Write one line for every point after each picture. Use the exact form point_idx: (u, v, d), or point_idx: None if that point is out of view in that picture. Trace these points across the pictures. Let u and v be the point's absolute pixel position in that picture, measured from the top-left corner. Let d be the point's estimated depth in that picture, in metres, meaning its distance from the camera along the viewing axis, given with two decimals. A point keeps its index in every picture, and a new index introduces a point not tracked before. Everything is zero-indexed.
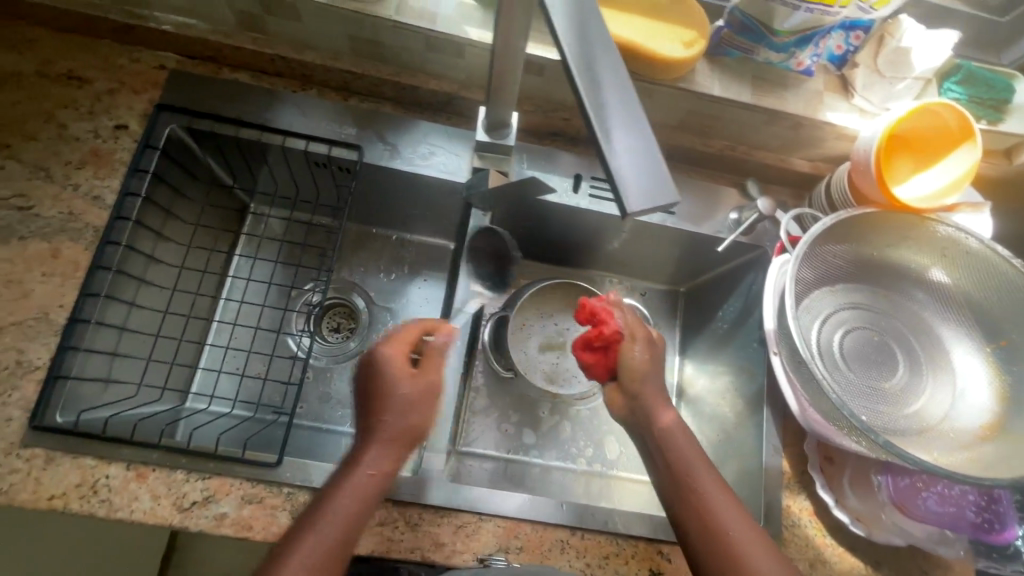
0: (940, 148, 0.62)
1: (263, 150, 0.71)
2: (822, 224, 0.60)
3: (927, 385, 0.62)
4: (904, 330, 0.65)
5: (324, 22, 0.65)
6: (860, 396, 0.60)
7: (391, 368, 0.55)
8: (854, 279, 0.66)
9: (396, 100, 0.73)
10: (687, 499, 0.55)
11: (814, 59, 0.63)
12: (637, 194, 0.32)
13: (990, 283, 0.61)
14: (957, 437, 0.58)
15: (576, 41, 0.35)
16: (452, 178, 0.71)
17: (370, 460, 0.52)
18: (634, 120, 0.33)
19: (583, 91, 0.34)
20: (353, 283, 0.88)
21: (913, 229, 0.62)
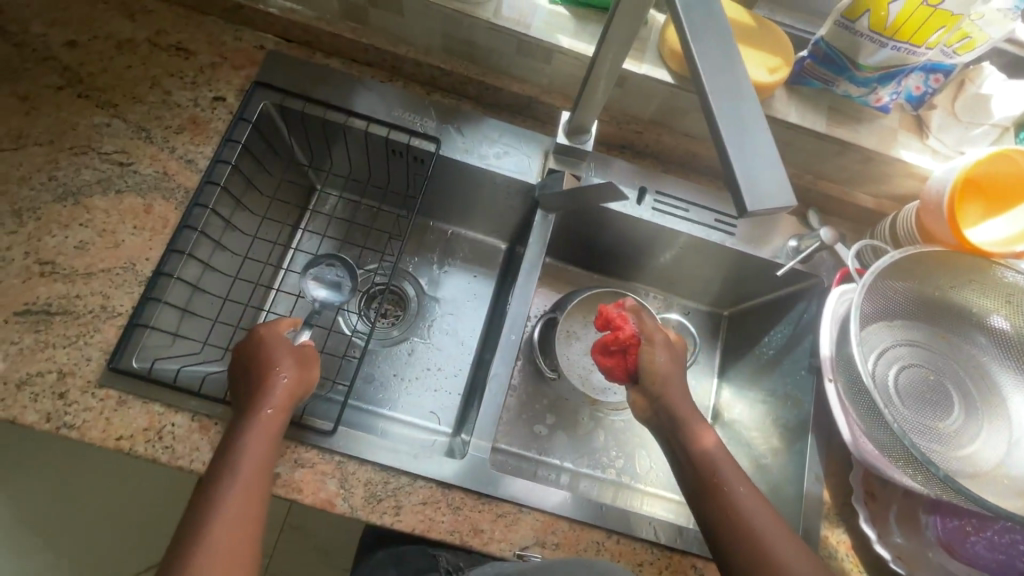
0: (1014, 195, 0.62)
1: (345, 134, 0.75)
2: (886, 262, 0.61)
3: (982, 429, 0.62)
4: (961, 373, 0.65)
5: (423, 18, 0.68)
6: (914, 432, 0.60)
7: (261, 339, 0.59)
8: (913, 316, 0.66)
9: (476, 99, 0.76)
10: (712, 497, 0.56)
11: (893, 96, 0.64)
12: (757, 195, 0.34)
13: None
14: (1012, 484, 0.58)
15: (702, 48, 0.37)
16: (523, 178, 0.73)
17: (263, 420, 0.54)
18: (754, 127, 0.35)
19: (709, 95, 0.36)
20: (406, 271, 0.90)
21: (977, 273, 0.62)
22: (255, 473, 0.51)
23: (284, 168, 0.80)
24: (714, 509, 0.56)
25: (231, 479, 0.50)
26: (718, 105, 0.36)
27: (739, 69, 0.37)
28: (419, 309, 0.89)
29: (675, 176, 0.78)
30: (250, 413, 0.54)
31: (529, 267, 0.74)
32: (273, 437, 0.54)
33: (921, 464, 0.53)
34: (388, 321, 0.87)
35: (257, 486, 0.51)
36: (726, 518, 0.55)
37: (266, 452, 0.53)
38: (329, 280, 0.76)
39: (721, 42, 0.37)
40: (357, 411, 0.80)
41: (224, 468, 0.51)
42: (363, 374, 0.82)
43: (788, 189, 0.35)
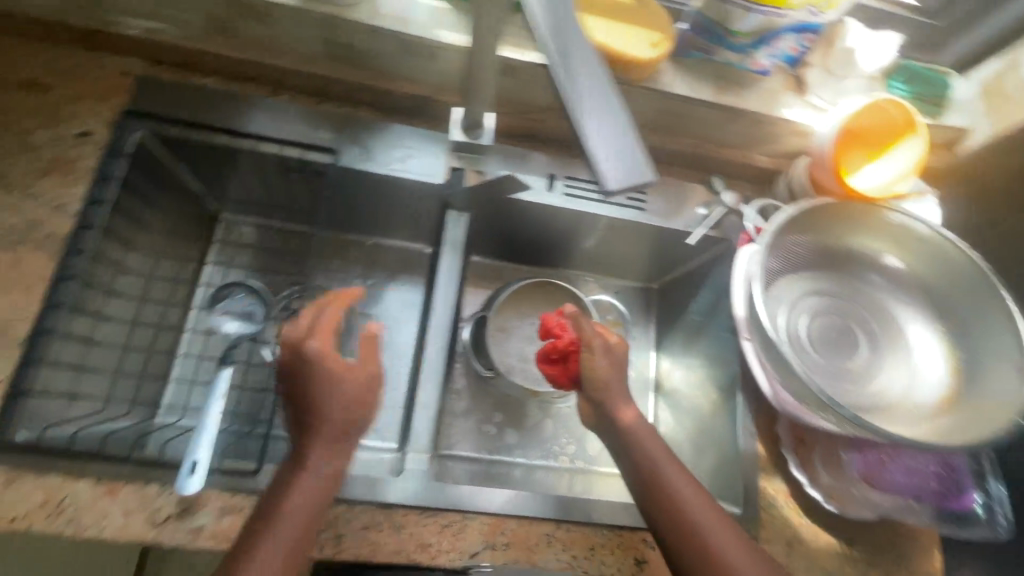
0: (887, 139, 0.66)
1: (235, 157, 0.71)
2: (780, 218, 0.63)
3: (886, 365, 0.66)
4: (865, 315, 0.69)
5: (295, 26, 0.64)
6: (827, 377, 0.64)
7: (314, 374, 0.53)
8: (816, 267, 0.69)
9: (370, 104, 0.73)
10: (655, 499, 0.56)
11: (769, 59, 0.67)
12: (618, 178, 0.34)
13: (938, 263, 0.65)
14: (918, 411, 0.61)
15: (552, 32, 0.36)
16: (429, 180, 0.70)
17: (311, 467, 0.52)
18: (607, 107, 0.35)
19: (562, 82, 0.36)
20: (329, 290, 0.86)
21: (867, 216, 0.66)
22: (301, 529, 0.49)
23: (179, 201, 0.74)
24: (650, 502, 0.57)
25: (280, 534, 0.48)
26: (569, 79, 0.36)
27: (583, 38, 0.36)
28: None
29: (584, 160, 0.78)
30: (305, 455, 0.52)
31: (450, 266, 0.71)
32: (322, 487, 0.51)
33: (830, 408, 0.55)
34: None
35: (299, 544, 0.49)
36: (661, 509, 0.56)
37: (312, 506, 0.51)
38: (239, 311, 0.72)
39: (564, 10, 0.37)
40: None
41: (273, 514, 0.49)
42: None
43: (649, 163, 0.35)
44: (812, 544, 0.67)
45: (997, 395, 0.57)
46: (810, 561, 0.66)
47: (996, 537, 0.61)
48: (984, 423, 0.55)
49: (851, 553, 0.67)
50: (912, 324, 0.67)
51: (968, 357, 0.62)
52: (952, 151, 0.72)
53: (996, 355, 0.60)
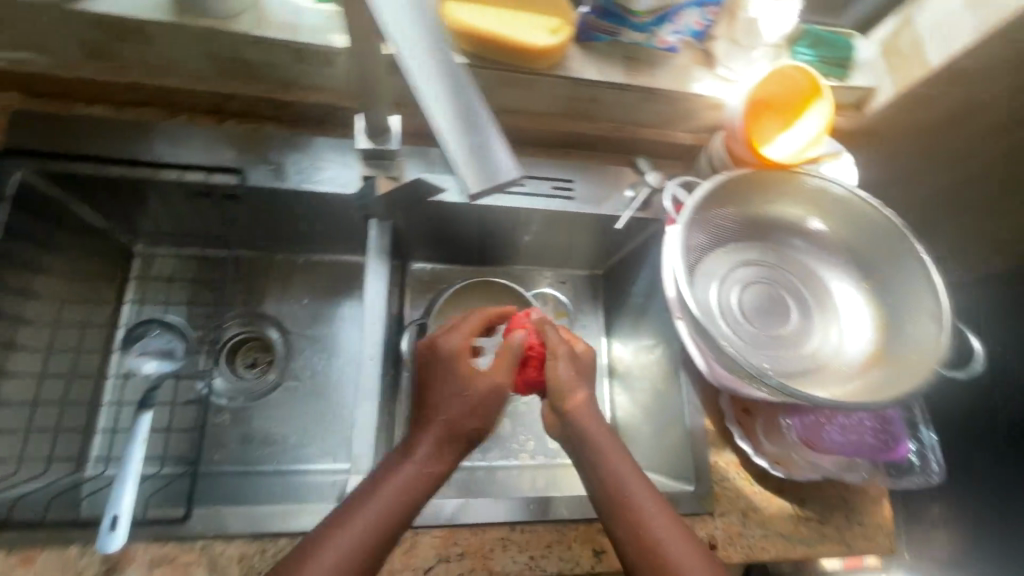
0: (799, 105, 0.66)
1: (134, 188, 0.66)
2: (699, 194, 0.63)
3: (817, 326, 0.67)
4: (795, 281, 0.69)
5: (177, 45, 0.60)
6: (762, 347, 0.64)
7: (438, 371, 0.56)
8: (742, 237, 0.70)
9: (277, 118, 0.71)
10: (620, 517, 0.54)
11: (675, 36, 0.66)
12: (484, 178, 0.36)
13: (857, 222, 0.66)
14: (849, 369, 0.63)
15: (396, 12, 0.34)
16: (344, 191, 0.68)
17: (414, 462, 0.51)
18: (463, 101, 0.36)
19: (412, 76, 0.35)
20: (266, 314, 0.83)
21: (783, 183, 0.66)
22: (374, 529, 0.48)
23: (84, 241, 0.69)
24: (608, 510, 0.55)
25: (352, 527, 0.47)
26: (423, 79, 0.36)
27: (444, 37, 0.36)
28: (288, 349, 0.82)
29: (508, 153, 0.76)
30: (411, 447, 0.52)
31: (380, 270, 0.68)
32: (412, 487, 0.51)
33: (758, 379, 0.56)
34: (258, 369, 0.81)
35: (369, 547, 0.47)
36: (620, 518, 0.54)
37: (401, 505, 0.50)
38: (157, 350, 0.68)
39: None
40: (240, 477, 0.74)
41: (359, 499, 0.49)
42: (241, 434, 0.77)
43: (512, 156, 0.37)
44: (766, 511, 0.68)
45: (919, 348, 0.59)
46: (766, 527, 0.67)
47: (930, 481, 0.64)
48: (907, 377, 0.56)
49: (804, 513, 0.68)
50: (838, 284, 0.68)
51: (890, 311, 0.64)
52: (861, 111, 0.72)
53: (916, 308, 0.61)
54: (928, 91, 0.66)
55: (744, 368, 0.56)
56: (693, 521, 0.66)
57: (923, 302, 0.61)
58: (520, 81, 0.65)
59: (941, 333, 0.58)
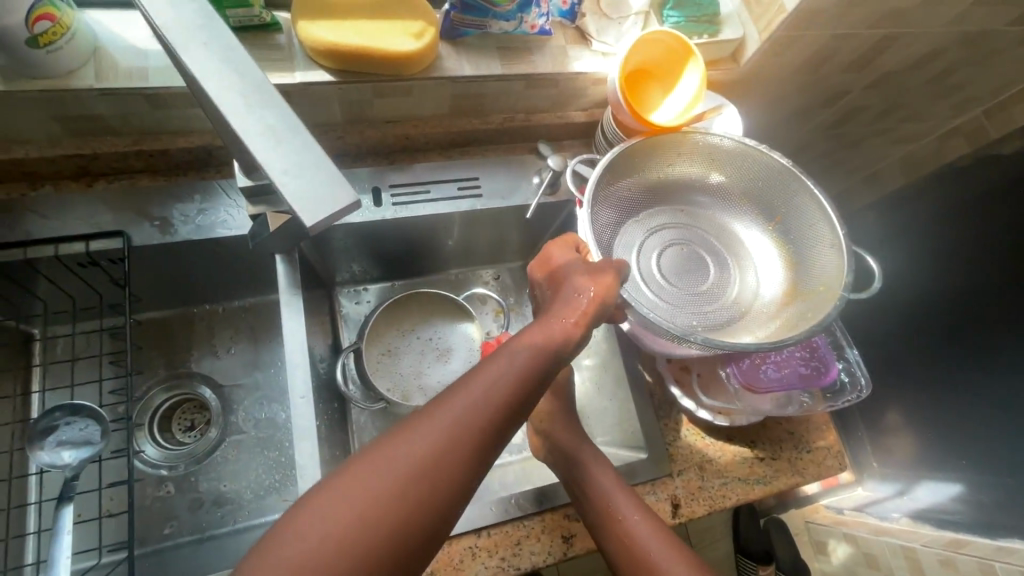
0: (674, 68, 0.69)
1: (4, 271, 0.61)
2: (594, 175, 0.63)
3: (735, 274, 0.69)
4: (708, 237, 0.71)
5: (16, 112, 0.56)
6: (688, 306, 0.66)
7: (557, 273, 0.58)
8: (646, 205, 0.71)
9: (152, 169, 0.67)
10: (612, 531, 0.56)
11: (543, 19, 0.65)
12: (315, 205, 0.32)
13: (749, 174, 0.68)
14: (769, 310, 0.65)
15: (197, 56, 0.33)
16: (236, 233, 0.66)
17: (532, 342, 0.49)
18: (285, 126, 0.34)
19: (222, 109, 0.33)
20: (192, 373, 0.79)
21: (672, 147, 0.67)
22: (501, 392, 0.45)
23: None
24: (600, 524, 0.57)
25: (446, 415, 0.43)
26: (241, 124, 0.33)
27: (261, 73, 0.34)
28: (224, 403, 0.79)
29: (409, 163, 0.75)
30: (534, 330, 0.51)
31: (299, 305, 0.66)
32: (535, 362, 0.48)
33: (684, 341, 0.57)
34: (197, 431, 0.78)
35: (496, 409, 0.45)
36: (611, 531, 0.57)
37: (520, 383, 0.46)
38: (76, 437, 0.61)
39: (216, 41, 0.34)
40: (195, 546, 0.70)
41: (480, 369, 0.47)
42: (190, 501, 0.73)
43: (348, 182, 0.34)
44: (721, 460, 0.70)
45: (825, 279, 0.62)
46: (724, 475, 0.69)
47: (861, 397, 0.66)
48: (820, 306, 0.59)
49: (757, 455, 0.71)
50: (747, 230, 0.71)
51: (795, 250, 0.67)
52: (737, 63, 0.75)
53: (817, 242, 0.64)
54: (788, 33, 0.68)
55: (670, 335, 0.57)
56: (653, 486, 0.67)
57: (820, 233, 0.64)
58: (397, 89, 0.64)
59: (842, 261, 0.60)
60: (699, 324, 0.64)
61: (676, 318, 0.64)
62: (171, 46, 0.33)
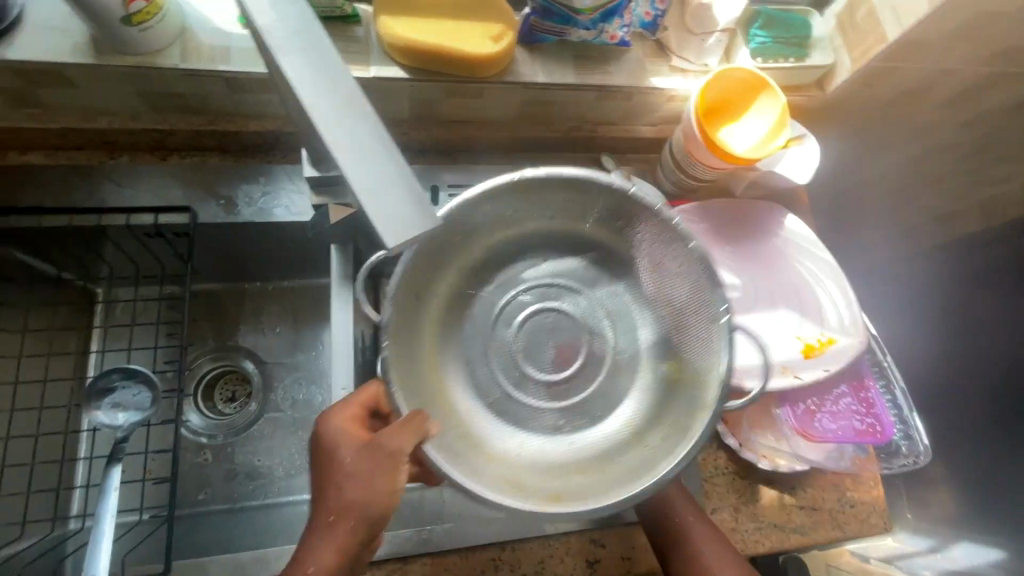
0: (745, 100, 0.64)
1: (80, 234, 0.64)
2: (386, 309, 0.52)
3: (607, 357, 0.63)
4: (574, 300, 0.64)
5: (106, 85, 0.57)
6: (548, 386, 0.62)
7: (326, 443, 0.51)
8: (501, 266, 0.64)
9: (222, 149, 0.69)
10: (668, 531, 0.59)
11: (625, 30, 0.63)
12: (397, 223, 0.32)
13: (616, 222, 0.60)
14: (645, 396, 0.61)
15: (297, 60, 0.33)
16: (299, 219, 0.67)
17: (307, 557, 0.47)
18: (375, 138, 0.33)
19: (316, 118, 0.32)
20: (238, 346, 0.81)
21: (522, 199, 0.57)
22: None
23: (30, 292, 0.65)
24: (654, 524, 0.60)
25: None
26: (331, 131, 0.33)
27: (351, 78, 0.33)
28: (265, 380, 0.81)
29: (469, 164, 0.74)
30: (307, 540, 0.48)
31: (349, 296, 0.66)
32: None
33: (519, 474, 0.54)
34: (237, 403, 0.80)
35: None
36: (666, 533, 0.59)
37: None
38: (130, 401, 0.64)
39: (313, 44, 0.34)
40: (225, 515, 0.72)
41: None
42: (225, 471, 0.75)
43: (430, 202, 0.34)
44: (757, 503, 0.67)
45: (700, 370, 0.56)
46: (758, 519, 0.66)
47: (916, 464, 0.64)
48: (691, 416, 0.54)
49: (797, 503, 0.67)
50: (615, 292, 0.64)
51: (672, 315, 0.60)
52: (823, 90, 0.71)
53: (697, 320, 0.57)
54: (884, 65, 0.65)
55: (497, 484, 0.52)
56: None
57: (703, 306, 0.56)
58: (468, 90, 0.63)
59: (720, 350, 0.54)
60: (527, 420, 0.61)
61: (503, 413, 0.61)
62: (269, 47, 0.33)
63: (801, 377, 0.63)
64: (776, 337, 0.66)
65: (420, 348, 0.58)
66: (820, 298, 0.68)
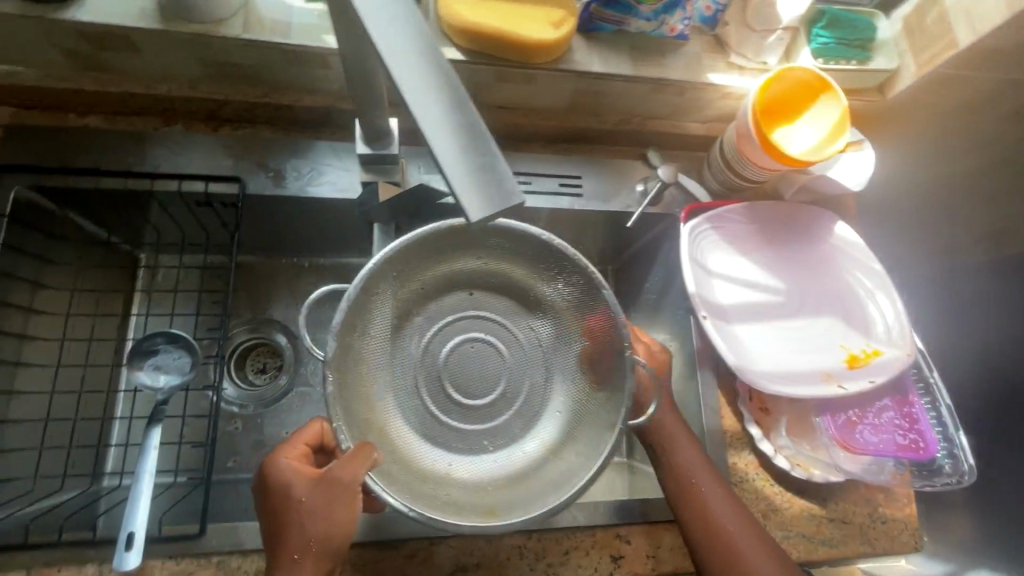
0: (804, 103, 0.63)
1: (133, 197, 0.65)
2: (331, 346, 0.51)
3: (524, 388, 0.63)
4: (494, 329, 0.65)
5: (168, 51, 0.58)
6: (477, 413, 0.62)
7: (277, 481, 0.51)
8: (433, 295, 0.63)
9: (273, 122, 0.69)
10: (697, 514, 0.57)
11: (685, 23, 0.61)
12: (483, 201, 0.32)
13: (534, 257, 0.60)
14: (561, 419, 0.61)
15: (386, 29, 0.33)
16: (346, 196, 0.67)
17: None
18: (463, 117, 0.33)
19: (405, 91, 0.32)
20: (272, 319, 0.82)
21: (455, 237, 0.58)
22: None
23: (80, 252, 0.67)
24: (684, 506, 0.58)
25: None
26: (420, 104, 0.32)
27: (443, 55, 0.33)
28: (297, 354, 0.81)
29: (513, 151, 0.74)
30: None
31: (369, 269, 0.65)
32: None
33: (452, 499, 0.54)
34: (268, 375, 0.81)
35: None
36: (695, 517, 0.57)
37: None
38: (171, 366, 0.65)
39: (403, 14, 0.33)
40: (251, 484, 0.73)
41: None
42: (253, 441, 0.76)
43: (513, 181, 0.34)
44: (787, 512, 0.65)
45: (610, 390, 0.57)
46: (788, 529, 0.65)
47: (960, 483, 0.63)
48: (602, 435, 0.55)
49: (828, 514, 0.66)
50: (530, 322, 0.65)
51: (588, 342, 0.60)
52: (884, 96, 0.69)
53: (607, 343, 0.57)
54: (951, 73, 0.63)
55: (425, 503, 0.52)
56: None
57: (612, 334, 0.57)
58: (522, 76, 0.63)
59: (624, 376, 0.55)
60: (452, 443, 0.61)
61: (431, 436, 0.60)
62: (359, 14, 0.32)
63: (845, 386, 0.62)
64: (820, 347, 0.65)
65: (361, 381, 0.56)
66: (869, 310, 0.67)
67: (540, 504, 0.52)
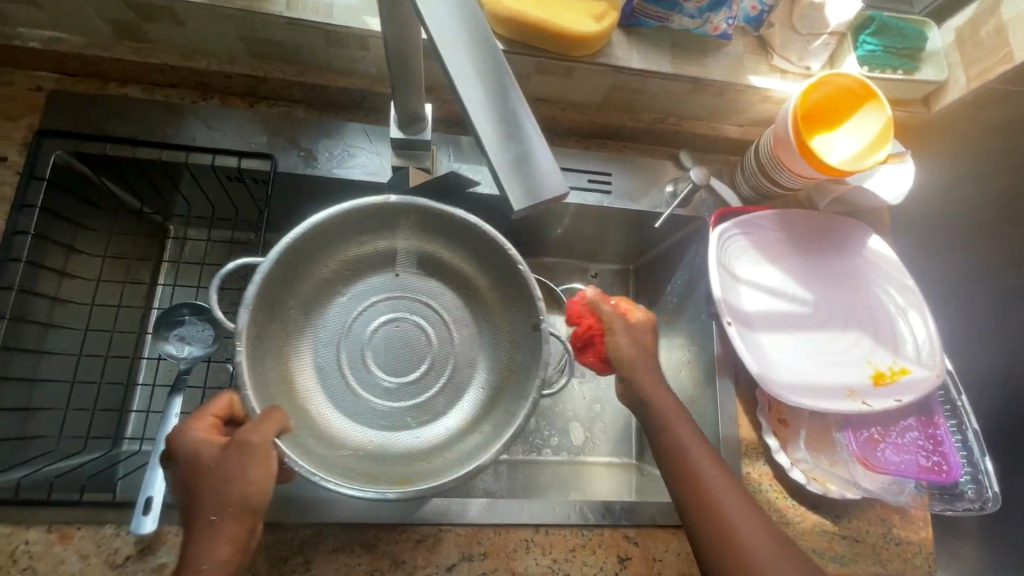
0: (844, 111, 0.62)
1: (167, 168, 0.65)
2: (241, 318, 0.50)
3: (448, 368, 0.64)
4: (420, 312, 0.65)
5: (211, 25, 0.59)
6: (402, 390, 0.63)
7: (180, 454, 0.47)
8: (356, 275, 0.63)
9: (307, 102, 0.69)
10: (705, 511, 0.52)
11: (730, 22, 0.60)
12: (526, 191, 0.33)
13: (455, 241, 0.60)
14: (481, 393, 0.62)
15: (440, 15, 0.32)
16: (376, 179, 0.67)
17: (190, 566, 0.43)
18: (510, 105, 0.33)
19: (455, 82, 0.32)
20: None
21: (375, 215, 0.57)
22: None
23: (112, 220, 0.68)
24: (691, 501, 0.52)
25: None
26: (469, 94, 0.32)
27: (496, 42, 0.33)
28: None
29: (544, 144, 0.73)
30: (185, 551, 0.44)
31: None
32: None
33: (367, 468, 0.54)
34: None
35: None
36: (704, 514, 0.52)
37: None
38: (194, 337, 0.66)
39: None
40: None
41: None
42: None
43: (558, 170, 0.34)
44: (800, 526, 0.64)
45: (524, 362, 0.58)
46: (801, 543, 0.64)
47: (983, 510, 0.61)
48: (516, 403, 0.56)
49: (841, 531, 0.65)
50: (453, 305, 0.66)
51: (507, 321, 0.61)
52: (929, 108, 0.68)
53: (523, 319, 0.58)
54: (1002, 88, 0.61)
55: (337, 471, 0.51)
56: None
57: (529, 311, 0.57)
58: (560, 68, 0.62)
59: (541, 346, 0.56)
60: (373, 419, 0.61)
61: (353, 411, 0.60)
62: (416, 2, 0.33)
63: (870, 403, 0.61)
64: (840, 361, 0.64)
65: (274, 357, 0.56)
66: (893, 327, 0.66)
67: (448, 470, 0.52)
